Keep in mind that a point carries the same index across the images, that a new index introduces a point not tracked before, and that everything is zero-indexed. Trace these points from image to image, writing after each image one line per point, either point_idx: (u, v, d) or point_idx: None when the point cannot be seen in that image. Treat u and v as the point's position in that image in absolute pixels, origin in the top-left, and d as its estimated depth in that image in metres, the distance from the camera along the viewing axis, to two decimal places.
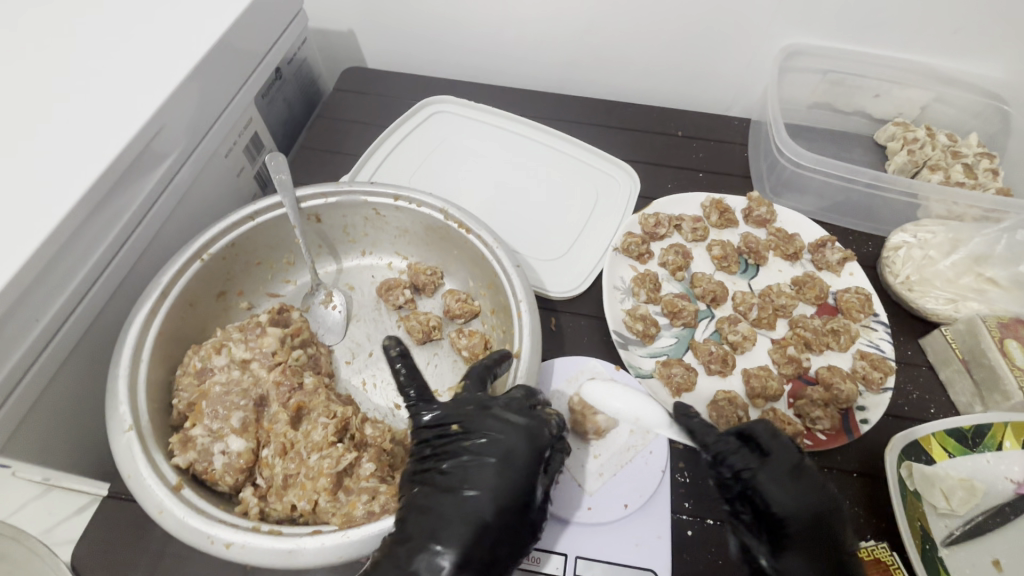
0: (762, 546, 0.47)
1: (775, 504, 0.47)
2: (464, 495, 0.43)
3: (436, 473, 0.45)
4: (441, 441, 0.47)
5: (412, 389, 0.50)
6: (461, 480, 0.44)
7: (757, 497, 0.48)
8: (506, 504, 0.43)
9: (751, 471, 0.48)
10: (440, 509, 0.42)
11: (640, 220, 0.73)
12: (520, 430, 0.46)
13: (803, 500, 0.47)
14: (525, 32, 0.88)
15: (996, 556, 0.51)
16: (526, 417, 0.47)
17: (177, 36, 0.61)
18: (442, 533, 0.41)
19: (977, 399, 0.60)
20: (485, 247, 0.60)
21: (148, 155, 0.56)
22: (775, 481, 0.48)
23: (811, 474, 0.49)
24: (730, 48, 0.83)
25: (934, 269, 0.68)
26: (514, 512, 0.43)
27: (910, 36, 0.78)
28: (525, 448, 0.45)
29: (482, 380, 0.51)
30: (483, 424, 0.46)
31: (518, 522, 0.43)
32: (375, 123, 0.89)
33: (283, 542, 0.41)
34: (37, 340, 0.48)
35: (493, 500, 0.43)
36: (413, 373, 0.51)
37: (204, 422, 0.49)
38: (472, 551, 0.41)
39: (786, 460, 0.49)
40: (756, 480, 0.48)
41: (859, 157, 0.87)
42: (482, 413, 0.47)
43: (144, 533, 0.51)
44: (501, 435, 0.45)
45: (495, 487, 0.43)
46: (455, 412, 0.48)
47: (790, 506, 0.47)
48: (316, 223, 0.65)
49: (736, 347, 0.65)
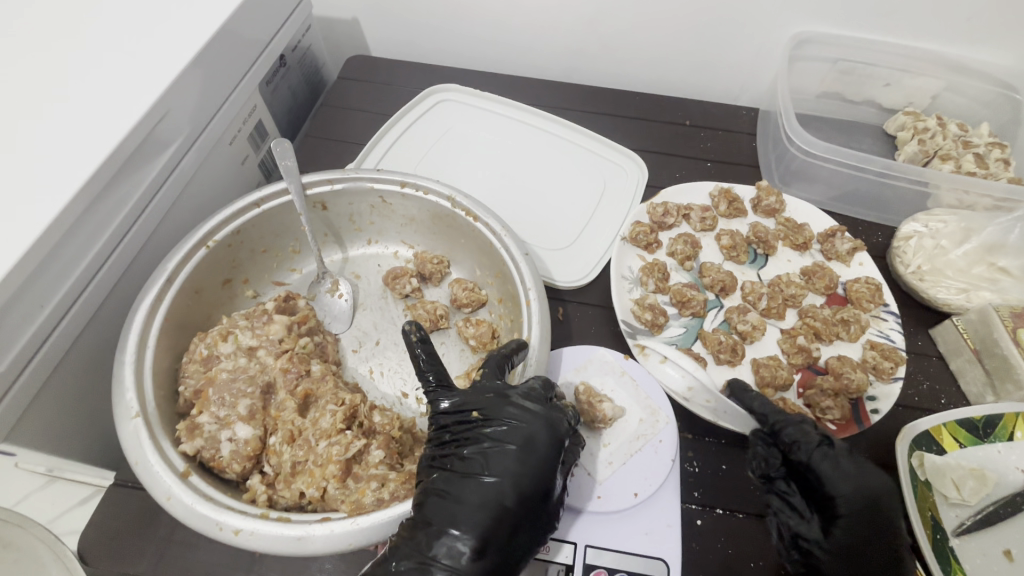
0: (812, 525, 0.47)
1: (831, 483, 0.47)
2: (485, 481, 0.43)
3: (455, 458, 0.45)
4: (460, 427, 0.46)
5: (432, 375, 0.50)
6: (481, 467, 0.43)
7: (812, 475, 0.48)
8: (527, 492, 0.43)
9: (807, 449, 0.48)
10: (462, 494, 0.42)
11: (649, 209, 0.73)
12: (542, 419, 0.46)
13: (861, 484, 0.47)
14: (531, 20, 0.87)
15: (1007, 546, 0.51)
16: (544, 408, 0.47)
17: (181, 20, 0.60)
18: (462, 519, 0.41)
19: (989, 389, 0.59)
20: (492, 236, 0.60)
21: (152, 141, 0.56)
22: (832, 460, 0.48)
23: (869, 464, 0.48)
24: (739, 36, 0.82)
25: (946, 258, 0.68)
26: (534, 501, 0.43)
27: (922, 24, 0.77)
28: (546, 437, 0.45)
29: (500, 368, 0.50)
30: (503, 412, 0.46)
31: (535, 510, 0.43)
32: (379, 111, 0.88)
33: (292, 529, 0.41)
34: (42, 327, 0.48)
35: (513, 487, 0.43)
36: (433, 359, 0.51)
37: (211, 410, 0.48)
38: (490, 537, 0.41)
39: (843, 443, 0.49)
40: (813, 458, 0.48)
41: (868, 147, 0.86)
42: (501, 401, 0.46)
43: (152, 520, 0.51)
44: (521, 423, 0.45)
45: (516, 474, 0.43)
46: (475, 399, 0.47)
47: (847, 490, 0.47)
48: (322, 211, 0.64)
49: (745, 337, 0.64)
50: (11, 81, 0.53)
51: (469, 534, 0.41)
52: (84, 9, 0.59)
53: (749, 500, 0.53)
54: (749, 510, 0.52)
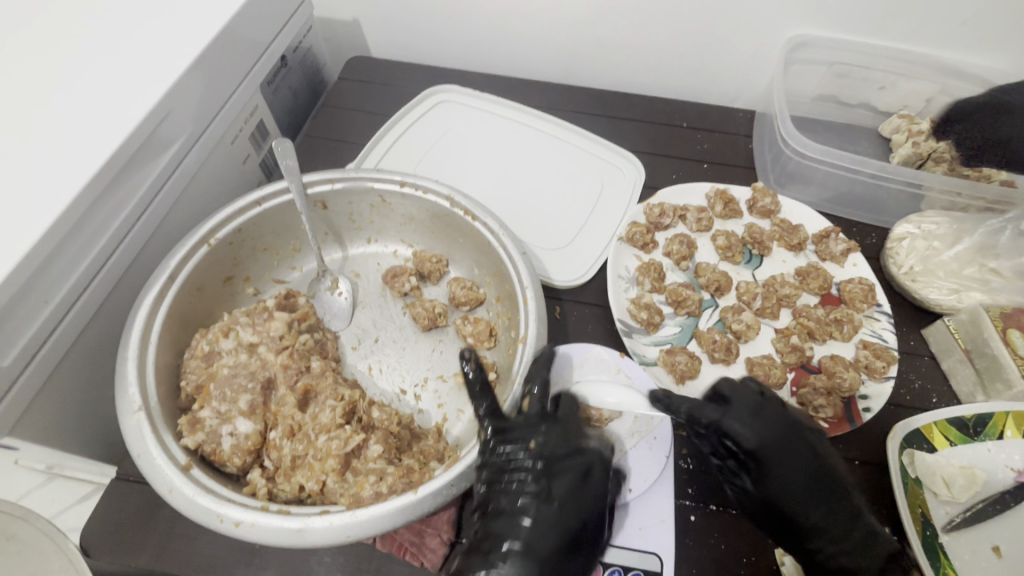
0: (746, 481, 0.50)
1: (747, 442, 0.49)
2: (549, 504, 0.45)
3: (513, 483, 0.46)
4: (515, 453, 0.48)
5: (483, 405, 0.52)
6: (544, 492, 0.45)
7: (729, 439, 0.50)
8: (588, 516, 0.45)
9: (720, 417, 0.50)
10: (528, 517, 0.44)
11: (645, 210, 0.73)
12: (599, 449, 0.49)
13: (769, 431, 0.50)
14: (530, 22, 0.88)
15: (995, 543, 0.52)
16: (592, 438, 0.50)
17: (184, 21, 0.61)
18: (533, 542, 0.43)
19: (979, 388, 0.60)
20: (491, 235, 0.61)
21: (154, 140, 0.57)
22: (738, 420, 0.50)
23: (772, 409, 0.51)
24: (736, 39, 0.83)
25: (939, 259, 0.69)
26: (593, 526, 0.46)
27: (916, 29, 0.78)
28: (605, 466, 0.48)
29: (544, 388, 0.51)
30: (558, 440, 0.48)
31: (594, 535, 0.46)
32: (380, 112, 0.89)
33: (292, 521, 0.41)
34: (47, 322, 0.49)
35: (574, 511, 0.45)
36: (485, 386, 0.53)
37: (213, 405, 0.49)
38: (558, 557, 0.43)
39: (748, 403, 0.51)
40: (726, 427, 0.50)
41: (863, 150, 0.87)
42: (554, 429, 0.49)
43: (153, 512, 0.51)
44: (578, 452, 0.48)
45: (579, 498, 0.46)
46: (528, 427, 0.49)
47: (759, 440, 0.50)
48: (323, 210, 0.65)
49: (739, 336, 0.65)
50: (15, 81, 0.54)
51: (538, 554, 0.42)
52: (86, 8, 0.60)
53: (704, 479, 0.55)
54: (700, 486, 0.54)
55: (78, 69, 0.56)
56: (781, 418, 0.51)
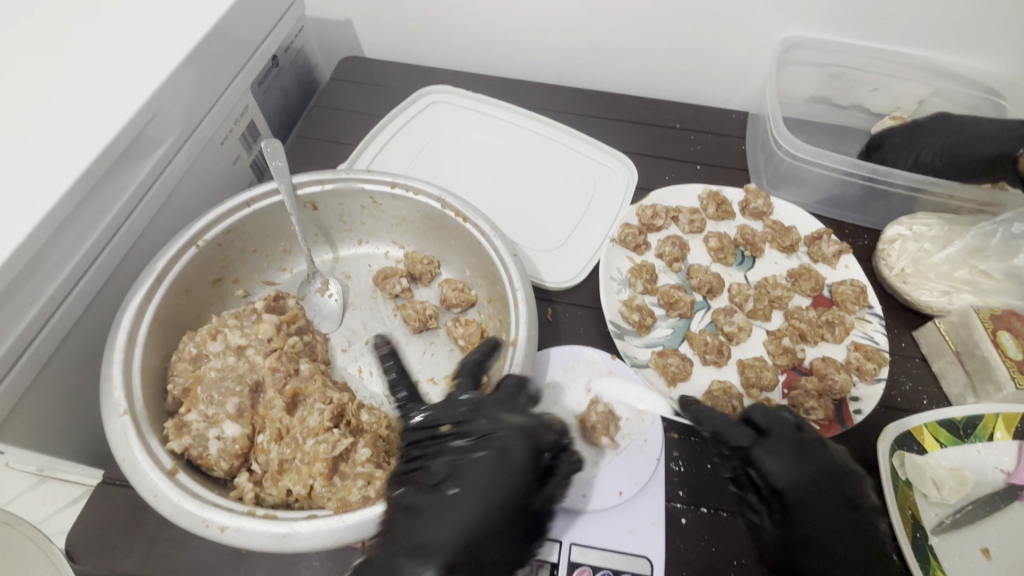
0: (766, 518, 0.49)
1: (774, 477, 0.49)
2: (452, 495, 0.42)
3: (423, 472, 0.44)
4: (429, 441, 0.46)
5: (402, 390, 0.52)
6: (446, 480, 0.43)
7: (756, 470, 0.50)
8: (496, 504, 0.42)
9: (746, 447, 0.51)
10: (430, 510, 0.41)
11: (638, 211, 0.73)
12: (520, 429, 0.46)
13: (801, 470, 0.49)
14: (524, 23, 0.88)
15: (985, 545, 0.52)
16: (522, 416, 0.47)
17: (172, 20, 0.60)
18: (428, 542, 0.40)
19: (970, 390, 0.60)
20: (482, 236, 0.60)
21: (142, 140, 0.56)
22: (771, 453, 0.50)
23: (812, 447, 0.50)
24: (729, 40, 0.83)
25: (930, 261, 0.69)
26: (505, 514, 0.43)
27: (908, 31, 0.78)
28: (524, 447, 0.45)
29: (473, 376, 0.52)
30: (476, 423, 0.46)
31: (505, 525, 0.42)
32: (372, 112, 0.89)
33: (278, 526, 0.41)
34: (31, 325, 0.48)
35: (479, 499, 0.42)
36: (403, 374, 0.53)
37: (200, 408, 0.48)
38: (455, 556, 0.40)
39: (786, 438, 0.51)
40: (752, 455, 0.50)
41: (856, 151, 0.88)
42: (474, 414, 0.47)
43: (140, 517, 0.51)
44: (492, 433, 0.45)
45: (487, 485, 0.43)
46: (446, 413, 0.48)
47: (789, 479, 0.49)
48: (313, 211, 0.65)
49: (731, 338, 0.65)
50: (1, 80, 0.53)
51: (438, 550, 0.39)
52: (74, 6, 0.59)
53: (725, 499, 0.54)
54: (724, 509, 0.53)
55: (65, 68, 0.55)
56: (824, 464, 0.49)
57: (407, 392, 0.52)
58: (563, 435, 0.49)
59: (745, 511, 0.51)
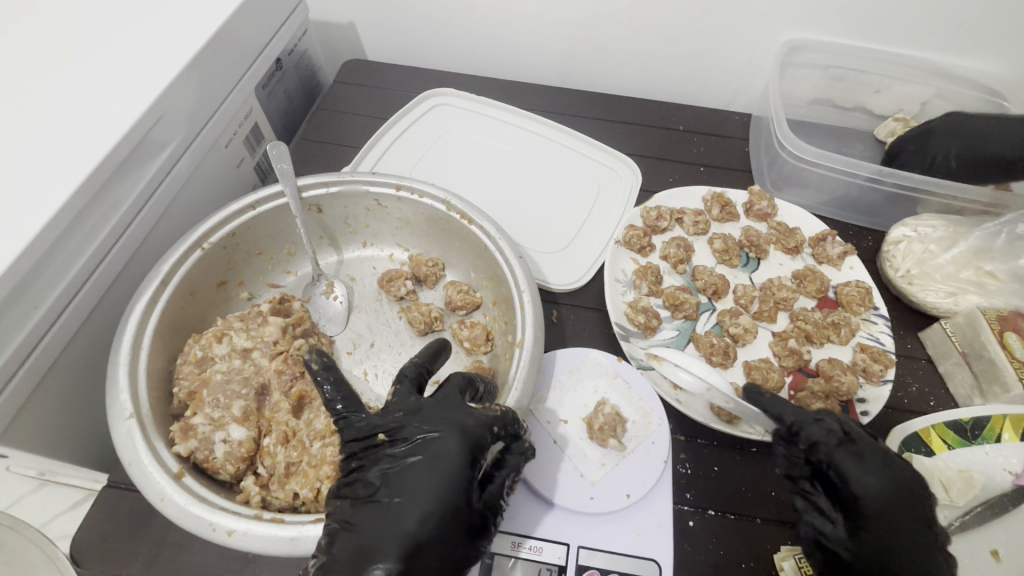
0: (838, 526, 0.47)
1: (856, 483, 0.46)
2: (388, 505, 0.40)
3: (359, 484, 0.42)
4: (368, 451, 0.44)
5: (338, 402, 0.46)
6: (380, 489, 0.41)
7: (835, 476, 0.47)
8: (431, 511, 0.40)
9: (827, 449, 0.48)
10: (366, 524, 0.39)
11: (642, 213, 0.73)
12: (452, 429, 0.43)
13: (884, 481, 0.46)
14: (527, 25, 0.88)
15: (994, 547, 0.52)
16: (461, 413, 0.44)
17: (177, 24, 0.60)
18: (363, 556, 0.38)
19: (977, 391, 0.60)
20: (487, 239, 0.60)
21: (147, 143, 0.56)
22: (856, 459, 0.47)
23: (894, 459, 0.48)
24: (732, 43, 0.84)
25: (935, 263, 0.69)
26: (442, 520, 0.40)
27: (912, 33, 0.79)
28: (457, 448, 0.42)
29: (416, 382, 0.48)
30: (410, 428, 0.44)
31: (444, 532, 0.40)
32: (375, 115, 0.89)
33: (286, 529, 0.41)
34: (36, 328, 0.48)
35: (413, 507, 0.40)
36: (340, 385, 0.47)
37: (205, 411, 0.48)
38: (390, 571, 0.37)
39: (873, 449, 0.48)
40: (834, 458, 0.47)
41: (859, 153, 0.88)
42: (408, 418, 0.44)
43: (146, 521, 0.51)
44: (425, 436, 0.43)
45: (419, 491, 0.40)
46: (382, 420, 0.45)
47: (871, 488, 0.46)
48: (317, 213, 0.65)
49: (737, 339, 0.65)
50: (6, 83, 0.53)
51: (373, 563, 0.37)
52: (79, 10, 0.59)
53: (771, 506, 0.53)
54: (759, 516, 0.53)
55: (70, 71, 0.55)
56: (905, 477, 0.47)
57: (344, 404, 0.47)
58: (508, 424, 0.45)
59: (811, 516, 0.48)
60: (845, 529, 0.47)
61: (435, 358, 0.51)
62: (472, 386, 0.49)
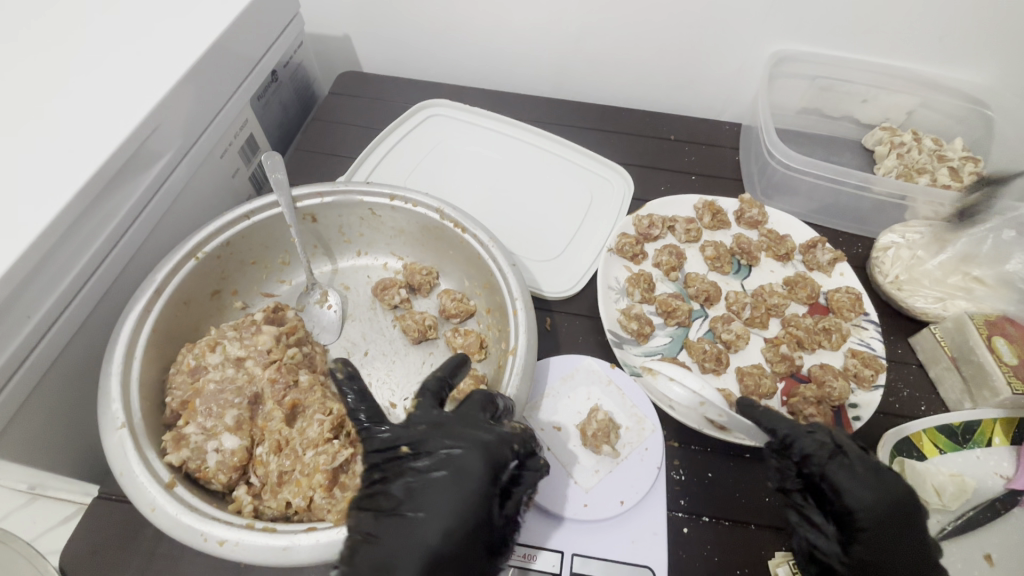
0: (831, 539, 0.47)
1: (848, 495, 0.47)
2: (411, 518, 0.41)
3: (383, 496, 0.43)
4: (391, 463, 0.45)
5: (362, 413, 0.47)
6: (403, 502, 0.42)
7: (827, 487, 0.48)
8: (452, 527, 0.40)
9: (820, 461, 0.48)
10: (388, 537, 0.40)
11: (634, 221, 0.74)
12: (476, 446, 0.44)
13: (879, 494, 0.47)
14: (520, 38, 0.89)
15: (987, 551, 0.52)
16: (482, 430, 0.45)
17: (173, 37, 0.61)
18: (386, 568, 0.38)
19: (967, 396, 0.60)
20: (480, 247, 0.61)
21: (143, 153, 0.57)
22: (849, 472, 0.48)
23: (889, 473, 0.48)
24: (721, 54, 0.85)
25: (923, 268, 0.69)
26: (464, 537, 0.40)
27: (896, 44, 0.80)
28: (481, 465, 0.43)
29: (437, 397, 0.48)
30: (436, 443, 0.44)
31: (464, 548, 0.40)
32: (370, 126, 0.90)
33: (278, 539, 0.41)
34: (28, 338, 0.48)
35: (437, 523, 0.40)
36: (363, 397, 0.47)
37: (198, 420, 0.48)
38: None
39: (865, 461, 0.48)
40: (827, 470, 0.48)
41: (848, 161, 0.89)
42: (432, 431, 0.45)
43: (136, 533, 0.50)
44: (451, 452, 0.43)
45: (443, 507, 0.41)
46: (407, 432, 0.45)
47: (865, 500, 0.47)
48: (312, 223, 0.65)
49: (730, 346, 0.65)
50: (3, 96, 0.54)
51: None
52: (77, 23, 0.60)
53: (763, 513, 0.53)
54: (752, 522, 0.53)
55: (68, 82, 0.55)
56: (900, 489, 0.47)
57: (367, 414, 0.47)
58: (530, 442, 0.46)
59: (805, 529, 0.49)
60: (840, 542, 0.47)
61: (456, 372, 0.50)
62: (493, 404, 0.48)
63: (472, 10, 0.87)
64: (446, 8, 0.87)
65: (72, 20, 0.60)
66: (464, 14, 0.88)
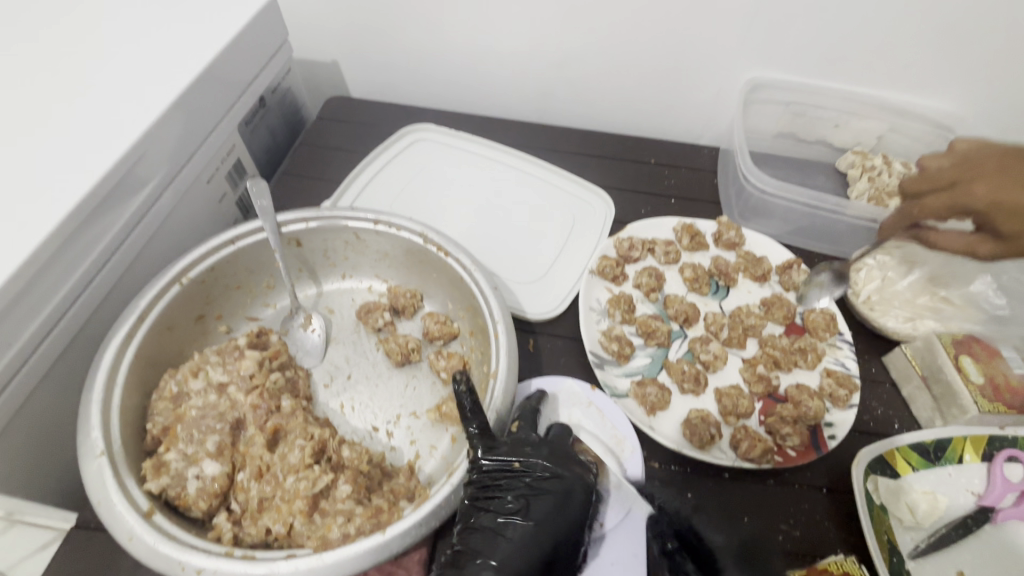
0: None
1: (709, 538, 0.51)
2: (527, 527, 0.47)
3: (498, 503, 0.48)
4: (500, 473, 0.49)
5: (474, 423, 0.51)
6: (518, 512, 0.48)
7: (691, 535, 0.51)
8: (560, 538, 0.48)
9: (681, 512, 0.53)
10: (505, 542, 0.46)
11: (615, 243, 0.76)
12: (579, 475, 0.51)
13: (730, 537, 0.52)
14: (504, 66, 0.92)
15: (961, 568, 0.53)
16: (578, 461, 0.52)
17: (162, 68, 0.63)
18: (502, 564, 0.45)
19: (937, 414, 0.62)
20: (463, 270, 0.62)
21: (130, 179, 0.58)
22: (704, 519, 0.53)
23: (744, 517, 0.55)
24: (698, 80, 0.88)
25: (894, 289, 0.71)
26: (569, 547, 0.48)
27: (864, 72, 0.84)
28: (583, 490, 0.50)
29: (533, 421, 0.56)
30: (553, 465, 0.51)
31: (566, 556, 0.48)
32: (357, 150, 0.91)
33: (257, 567, 0.41)
34: (9, 365, 0.48)
35: (549, 532, 0.47)
36: (477, 408, 0.52)
37: (179, 447, 0.48)
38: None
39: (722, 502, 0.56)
40: (689, 518, 0.52)
41: (822, 184, 0.92)
42: (538, 453, 0.51)
43: (113, 563, 0.50)
44: (558, 476, 0.50)
45: (554, 519, 0.48)
46: (515, 450, 0.51)
47: (723, 542, 0.51)
48: (297, 247, 0.66)
49: (708, 366, 0.67)
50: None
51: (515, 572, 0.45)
52: (68, 54, 0.62)
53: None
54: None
55: (57, 110, 0.57)
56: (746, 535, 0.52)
57: (478, 427, 0.51)
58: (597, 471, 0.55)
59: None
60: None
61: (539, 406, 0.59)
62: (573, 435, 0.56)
63: (456, 38, 0.89)
64: (431, 35, 0.90)
65: (63, 49, 0.62)
66: (449, 42, 0.90)
